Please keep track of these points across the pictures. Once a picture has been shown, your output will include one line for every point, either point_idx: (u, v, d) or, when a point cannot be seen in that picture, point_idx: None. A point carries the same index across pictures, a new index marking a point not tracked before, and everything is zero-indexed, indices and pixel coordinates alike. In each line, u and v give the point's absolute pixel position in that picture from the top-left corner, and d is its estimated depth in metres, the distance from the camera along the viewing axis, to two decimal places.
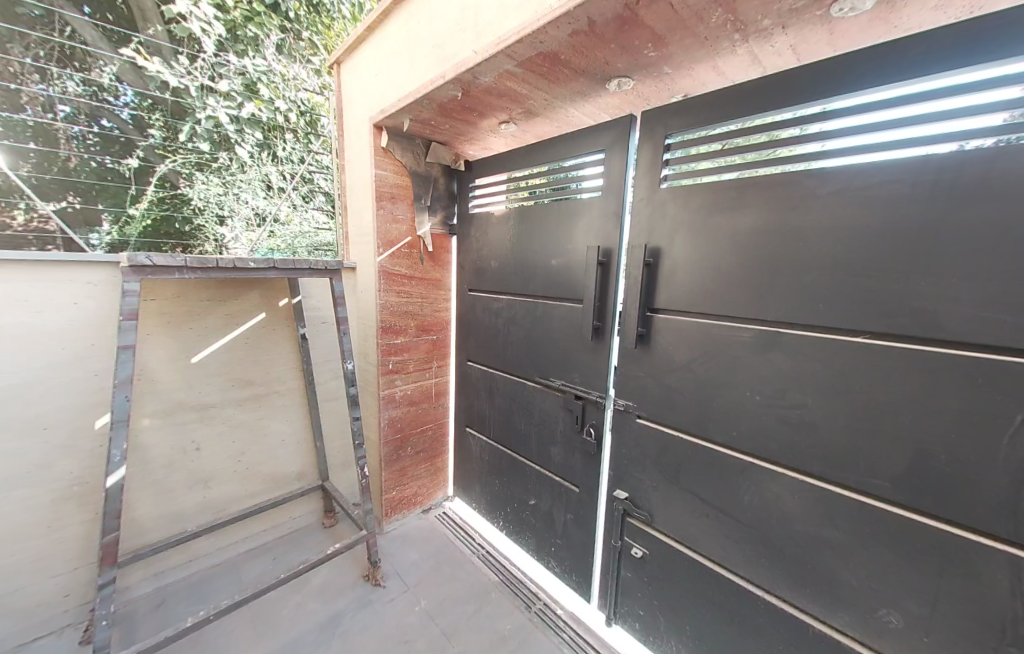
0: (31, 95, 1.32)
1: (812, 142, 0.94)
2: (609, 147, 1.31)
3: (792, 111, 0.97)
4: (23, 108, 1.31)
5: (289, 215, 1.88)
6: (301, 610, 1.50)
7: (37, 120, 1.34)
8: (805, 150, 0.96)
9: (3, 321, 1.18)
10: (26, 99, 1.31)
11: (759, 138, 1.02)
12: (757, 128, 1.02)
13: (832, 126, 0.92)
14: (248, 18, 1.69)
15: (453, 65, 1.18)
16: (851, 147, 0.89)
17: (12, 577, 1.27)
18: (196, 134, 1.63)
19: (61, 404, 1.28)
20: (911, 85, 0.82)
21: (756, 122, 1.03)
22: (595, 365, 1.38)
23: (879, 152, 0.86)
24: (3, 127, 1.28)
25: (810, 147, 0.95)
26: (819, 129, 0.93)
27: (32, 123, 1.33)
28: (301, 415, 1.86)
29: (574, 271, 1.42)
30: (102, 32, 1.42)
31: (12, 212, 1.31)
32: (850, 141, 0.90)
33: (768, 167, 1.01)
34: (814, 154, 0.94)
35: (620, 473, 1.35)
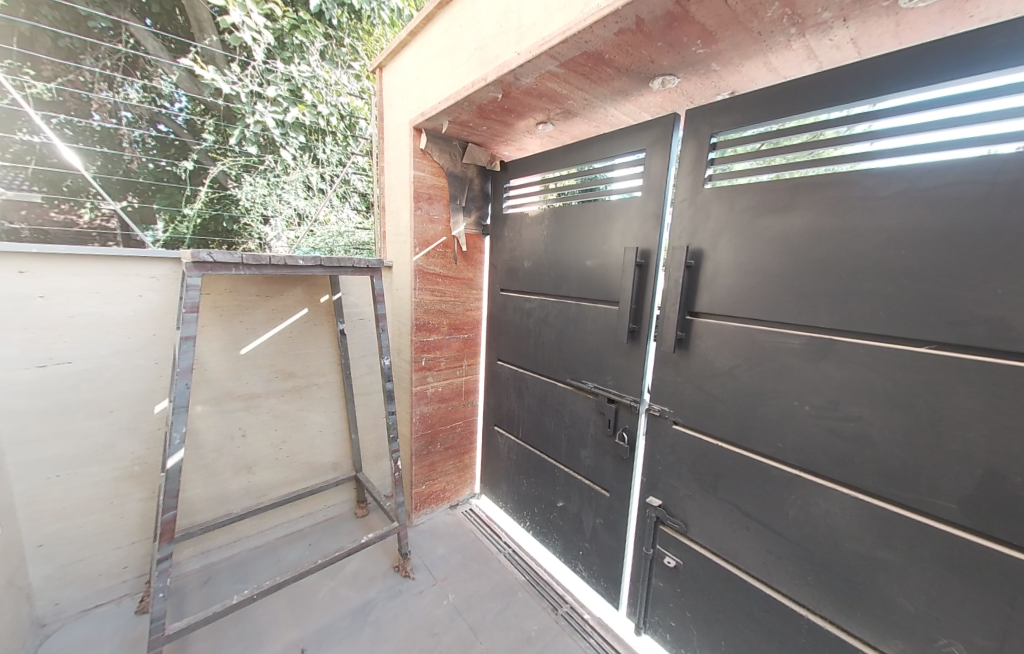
0: (99, 102, 1.44)
1: (859, 142, 0.91)
2: (650, 146, 1.28)
3: (839, 109, 0.93)
4: (91, 114, 1.43)
5: (327, 215, 1.96)
6: (335, 596, 1.56)
7: (103, 126, 1.45)
8: (852, 150, 0.92)
9: (78, 311, 1.29)
10: (95, 106, 1.43)
11: (803, 138, 0.99)
12: (801, 128, 0.99)
13: (882, 125, 0.88)
14: (294, 26, 1.80)
15: (494, 66, 1.19)
16: (902, 147, 0.85)
17: (81, 546, 1.39)
18: (245, 138, 1.73)
19: (126, 389, 1.39)
20: (975, 81, 0.77)
21: (799, 121, 0.99)
22: (629, 368, 1.36)
23: (935, 152, 0.82)
24: (74, 132, 1.40)
25: (858, 147, 0.91)
26: (867, 128, 0.90)
27: (98, 128, 1.44)
28: (338, 407, 1.93)
29: (610, 272, 1.40)
30: (161, 42, 1.54)
31: (80, 210, 1.42)
32: (902, 141, 0.85)
33: (811, 168, 0.97)
34: (861, 154, 0.90)
35: (654, 480, 1.32)
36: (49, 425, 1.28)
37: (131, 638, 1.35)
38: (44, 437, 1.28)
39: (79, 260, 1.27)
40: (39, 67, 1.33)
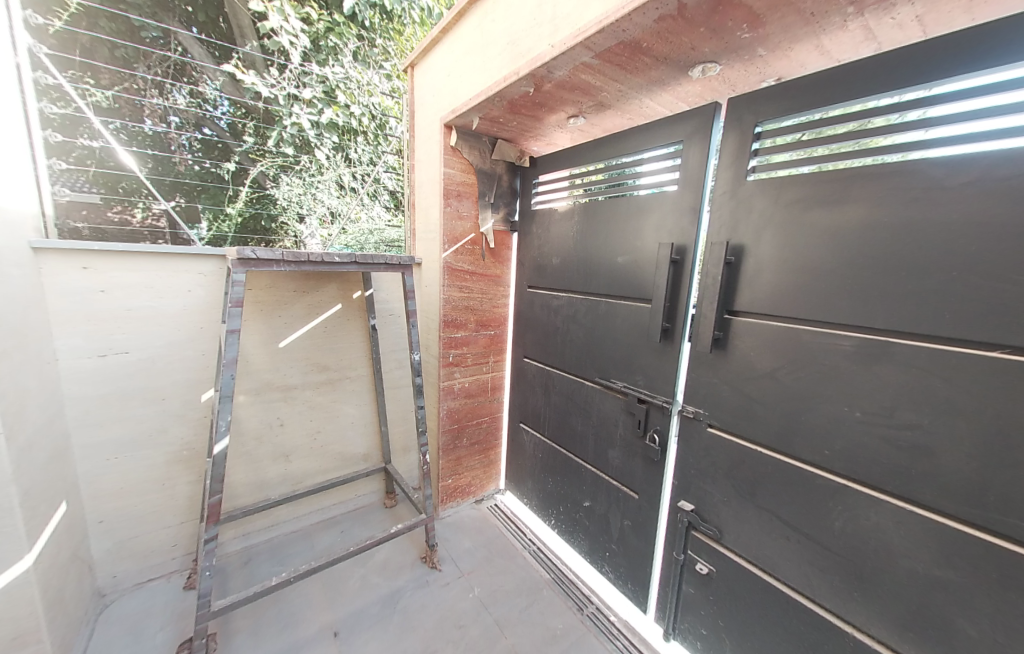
0: (151, 107, 1.53)
1: (913, 130, 0.85)
2: (688, 137, 1.24)
3: (890, 96, 0.87)
4: (143, 119, 1.52)
5: (358, 213, 2.00)
6: (365, 583, 1.60)
7: (154, 130, 1.54)
8: (904, 139, 0.86)
9: (134, 305, 1.37)
10: (147, 111, 1.52)
11: (850, 127, 0.93)
12: (847, 117, 0.93)
13: (939, 111, 0.82)
14: (329, 29, 1.90)
15: (527, 60, 1.17)
16: (963, 134, 0.80)
17: (136, 524, 1.49)
18: (282, 139, 1.80)
19: (176, 378, 1.48)
20: None
21: (845, 109, 0.94)
22: (661, 368, 1.32)
23: (1002, 138, 0.76)
24: (129, 137, 1.49)
25: (911, 136, 0.85)
26: (922, 115, 0.84)
27: (150, 133, 1.53)
28: (369, 400, 1.98)
29: (643, 269, 1.36)
30: (206, 49, 1.67)
31: (133, 211, 1.50)
32: (962, 128, 0.80)
33: (858, 159, 0.92)
34: (915, 143, 0.85)
35: (686, 483, 1.28)
36: (109, 410, 1.38)
37: (180, 611, 1.44)
38: (105, 421, 1.38)
39: (135, 257, 1.36)
40: (98, 75, 1.42)
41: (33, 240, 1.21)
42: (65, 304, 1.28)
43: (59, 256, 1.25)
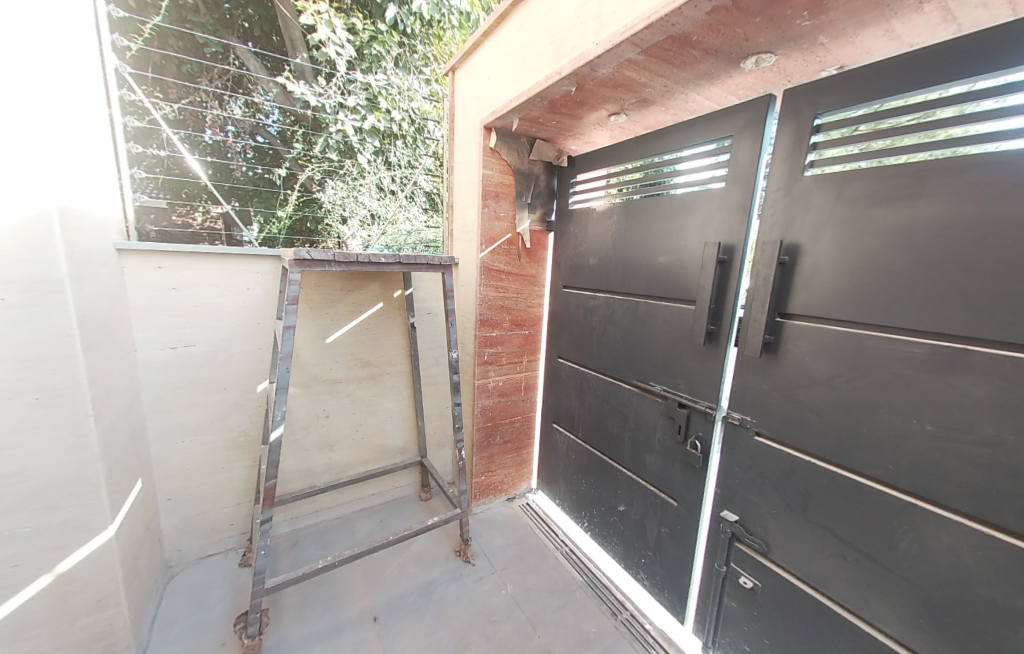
0: (212, 119, 1.67)
1: (992, 119, 0.78)
2: (738, 132, 1.19)
3: (965, 84, 0.81)
4: (204, 129, 1.66)
5: (395, 214, 2.09)
6: (403, 572, 1.66)
7: (214, 140, 1.67)
8: (982, 129, 0.80)
9: (201, 301, 1.49)
10: (209, 121, 1.66)
11: (923, 118, 0.86)
12: (914, 108, 0.87)
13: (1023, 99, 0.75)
14: (372, 38, 2.01)
15: (570, 59, 1.17)
16: None
17: (199, 502, 1.62)
18: (328, 146, 1.94)
19: (236, 370, 1.59)
20: None
21: (911, 100, 0.88)
22: (705, 372, 1.28)
23: None
24: (192, 145, 1.62)
25: (991, 125, 0.79)
26: (1002, 103, 0.77)
27: (210, 143, 1.66)
28: (407, 395, 2.05)
29: (686, 270, 1.31)
30: (259, 60, 1.85)
31: (194, 214, 1.64)
32: None
33: (928, 152, 0.86)
34: (995, 133, 0.78)
35: (730, 493, 1.23)
36: (177, 397, 1.51)
37: (236, 586, 1.55)
38: (174, 407, 1.51)
39: (202, 257, 1.47)
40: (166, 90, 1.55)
41: (118, 242, 1.33)
42: (143, 300, 1.40)
43: (139, 257, 1.38)
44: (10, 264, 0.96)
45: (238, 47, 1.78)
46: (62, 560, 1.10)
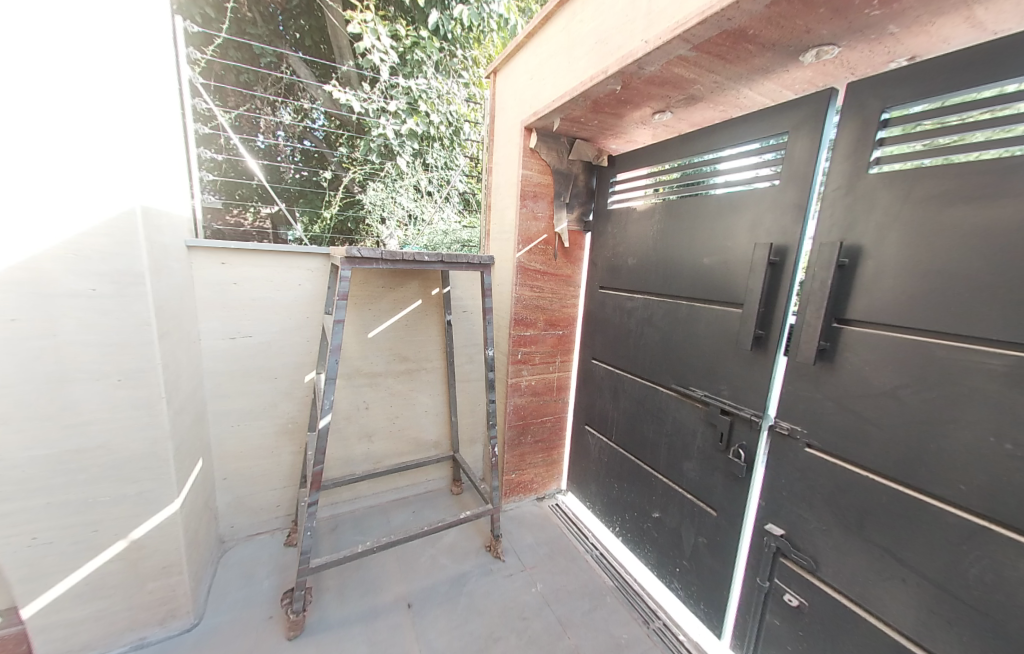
0: (265, 124, 1.81)
1: None
2: (794, 128, 1.13)
3: None
4: (258, 134, 1.79)
5: (431, 214, 2.15)
6: (435, 563, 1.70)
7: (267, 146, 1.81)
8: None
9: (258, 295, 1.60)
10: (263, 127, 1.81)
11: (1010, 110, 0.79)
12: (997, 101, 0.81)
13: None
14: (415, 44, 2.07)
15: (617, 58, 1.16)
16: None
17: (251, 483, 1.73)
18: (370, 149, 2.01)
19: (286, 360, 1.69)
20: None
21: (995, 92, 0.81)
22: (750, 378, 1.23)
23: None
24: (253, 152, 1.78)
25: None
26: None
27: (263, 148, 1.80)
28: (441, 391, 2.10)
29: (733, 272, 1.26)
30: (310, 68, 2.03)
31: (246, 214, 1.77)
32: None
33: (1014, 148, 0.79)
34: None
35: (776, 506, 1.18)
36: (234, 383, 1.62)
37: (282, 564, 1.65)
38: (232, 393, 1.62)
39: (259, 254, 1.58)
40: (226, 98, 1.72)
41: (188, 239, 1.45)
42: (207, 293, 1.51)
43: (205, 253, 1.49)
44: (103, 257, 1.08)
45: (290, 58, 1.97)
46: (135, 527, 1.22)
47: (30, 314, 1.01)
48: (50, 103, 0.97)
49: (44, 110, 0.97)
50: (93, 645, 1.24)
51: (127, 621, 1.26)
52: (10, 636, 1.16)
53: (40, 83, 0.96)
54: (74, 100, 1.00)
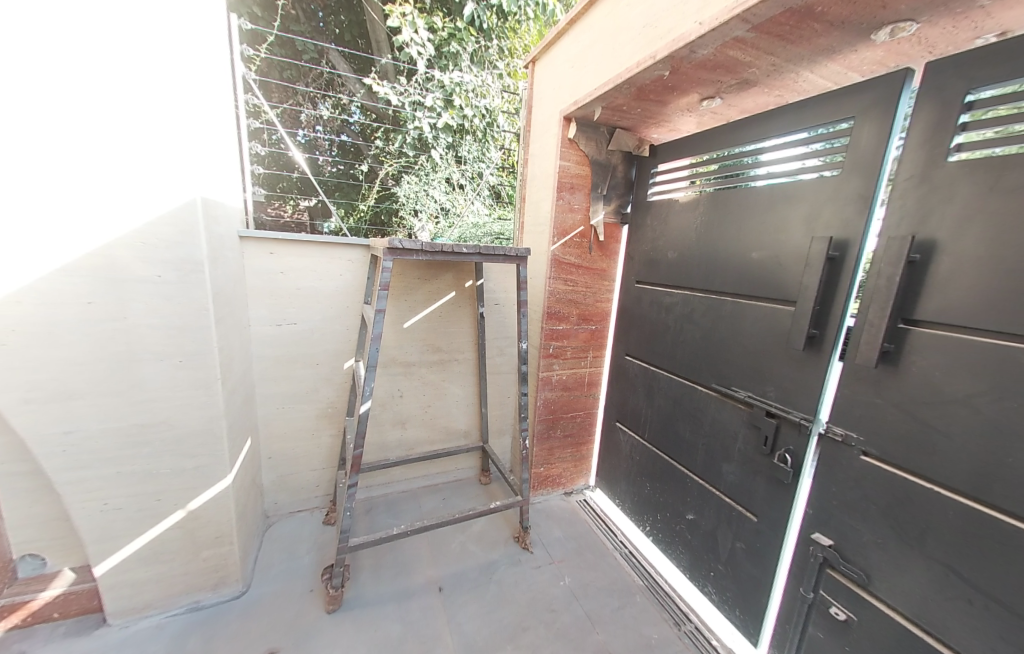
0: (306, 119, 1.89)
1: None
2: (861, 113, 1.05)
3: None
4: (299, 129, 1.88)
5: (461, 206, 2.17)
6: (465, 550, 1.73)
7: (308, 139, 1.93)
8: None
9: (303, 284, 1.66)
10: (304, 120, 1.89)
11: None
12: None
13: None
14: (451, 36, 2.12)
15: (667, 42, 1.11)
16: None
17: (294, 462, 1.82)
18: (405, 142, 2.06)
19: (328, 348, 1.76)
20: None
21: None
22: (801, 380, 1.17)
23: None
24: (303, 147, 1.88)
25: None
26: None
27: (305, 142, 1.93)
28: (472, 382, 2.12)
29: (785, 268, 1.20)
30: (348, 61, 2.09)
31: (285, 206, 1.88)
32: None
33: None
34: None
35: (824, 515, 1.12)
36: (280, 368, 1.70)
37: (321, 540, 1.73)
38: (277, 377, 1.70)
39: (304, 245, 1.64)
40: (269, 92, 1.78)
41: (241, 230, 1.52)
42: (257, 281, 1.59)
43: (256, 243, 1.56)
44: (168, 246, 1.15)
45: (330, 51, 2.04)
46: (193, 498, 1.31)
47: (104, 296, 1.10)
48: (119, 92, 1.04)
49: (113, 98, 1.03)
50: (155, 604, 1.35)
51: (185, 584, 1.37)
52: (85, 590, 1.31)
53: (110, 71, 1.02)
54: (140, 88, 1.06)
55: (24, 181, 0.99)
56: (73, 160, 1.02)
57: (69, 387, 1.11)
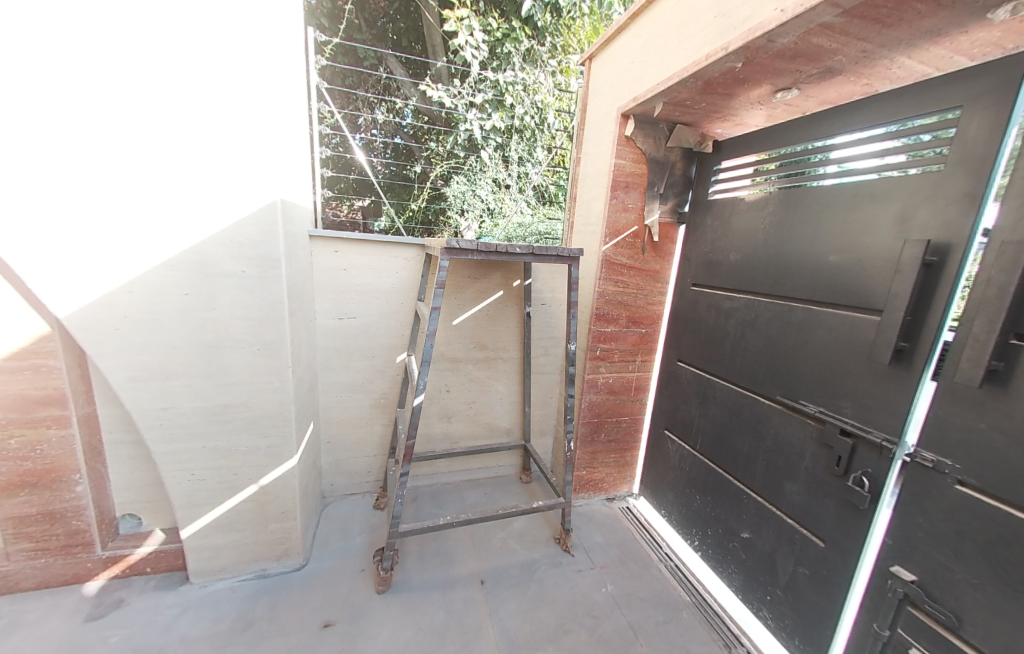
0: (364, 123, 2.04)
1: None
2: (971, 102, 0.93)
3: None
4: (359, 131, 2.03)
5: (507, 206, 2.20)
6: (506, 547, 1.75)
7: (365, 140, 2.04)
8: None
9: (364, 280, 1.76)
10: (363, 123, 2.04)
11: None
12: None
13: None
14: (506, 36, 2.15)
15: (741, 32, 1.06)
16: None
17: (348, 448, 1.93)
18: (457, 143, 2.11)
19: (383, 341, 1.84)
20: None
21: None
22: (884, 396, 1.06)
23: None
24: (366, 148, 2.07)
25: None
26: None
27: (364, 143, 2.04)
28: (516, 381, 2.14)
29: (869, 273, 1.10)
30: (405, 66, 2.27)
31: (342, 206, 2.00)
32: None
33: None
34: None
35: (906, 547, 1.01)
36: (339, 359, 1.80)
37: (372, 524, 1.82)
38: (335, 368, 1.81)
39: (364, 245, 1.73)
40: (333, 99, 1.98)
41: (310, 229, 1.63)
42: (322, 277, 1.70)
43: (324, 242, 1.67)
44: (251, 244, 1.26)
45: (389, 58, 2.16)
46: (264, 475, 1.43)
47: (199, 289, 1.23)
48: (216, 100, 1.15)
49: (212, 107, 1.15)
50: (228, 568, 1.48)
51: (255, 553, 1.50)
52: (173, 549, 1.47)
53: (204, 81, 1.13)
54: (229, 95, 1.16)
55: (136, 185, 1.13)
56: (176, 165, 1.15)
57: (166, 368, 1.25)
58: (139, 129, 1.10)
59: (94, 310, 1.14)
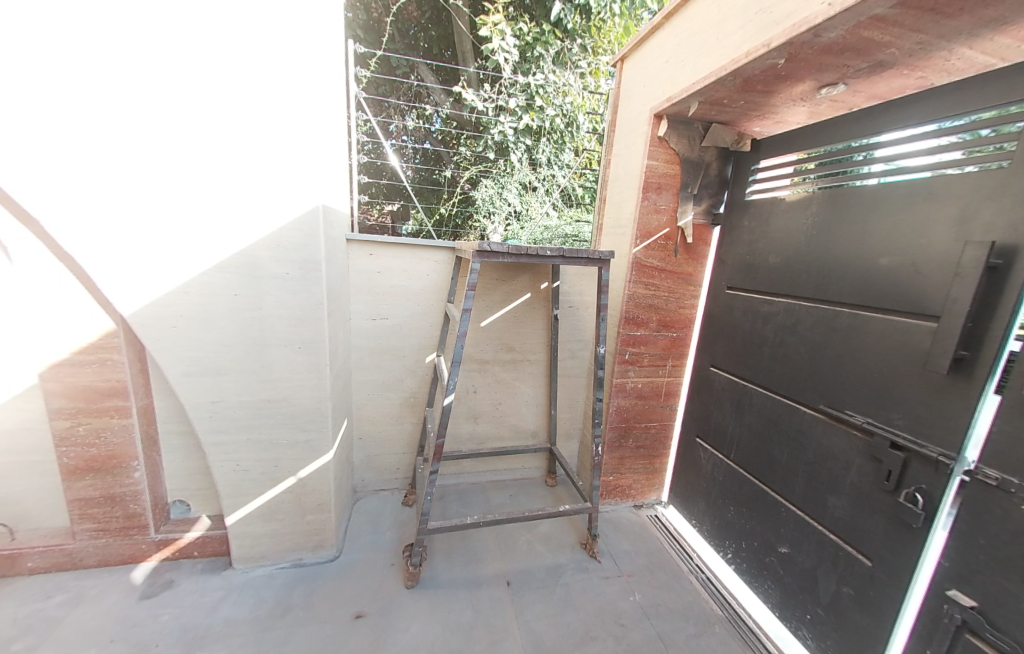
0: (393, 128, 2.10)
1: None
2: None
3: None
4: (391, 138, 2.08)
5: (534, 208, 2.18)
6: (533, 549, 1.75)
7: (398, 146, 2.06)
8: None
9: (396, 282, 1.81)
10: (397, 130, 2.12)
11: None
12: None
13: None
14: (537, 40, 2.17)
15: (785, 27, 1.02)
16: None
17: (379, 446, 1.98)
18: (488, 145, 2.17)
19: (413, 342, 1.89)
20: None
21: None
22: (940, 408, 1.00)
23: None
24: (400, 154, 2.09)
25: None
26: None
27: (395, 147, 2.04)
28: (543, 383, 2.14)
29: (923, 276, 1.03)
30: (435, 73, 2.30)
31: (372, 210, 2.07)
32: None
33: None
34: None
35: (964, 571, 0.94)
36: (372, 358, 1.86)
37: (401, 520, 1.86)
38: (368, 367, 1.86)
39: (397, 248, 1.77)
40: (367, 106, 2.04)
41: (348, 233, 1.69)
42: (358, 279, 1.76)
43: (360, 246, 1.73)
44: (294, 247, 1.32)
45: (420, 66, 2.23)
46: (302, 468, 1.49)
47: (246, 290, 1.30)
48: (263, 111, 1.22)
49: (260, 118, 1.22)
50: (267, 556, 1.56)
51: (292, 542, 1.56)
52: (218, 535, 1.56)
53: (252, 94, 1.20)
54: (273, 104, 1.22)
55: (191, 191, 1.21)
56: (227, 173, 1.22)
57: (216, 364, 1.32)
58: (195, 140, 1.18)
59: (154, 308, 1.23)
